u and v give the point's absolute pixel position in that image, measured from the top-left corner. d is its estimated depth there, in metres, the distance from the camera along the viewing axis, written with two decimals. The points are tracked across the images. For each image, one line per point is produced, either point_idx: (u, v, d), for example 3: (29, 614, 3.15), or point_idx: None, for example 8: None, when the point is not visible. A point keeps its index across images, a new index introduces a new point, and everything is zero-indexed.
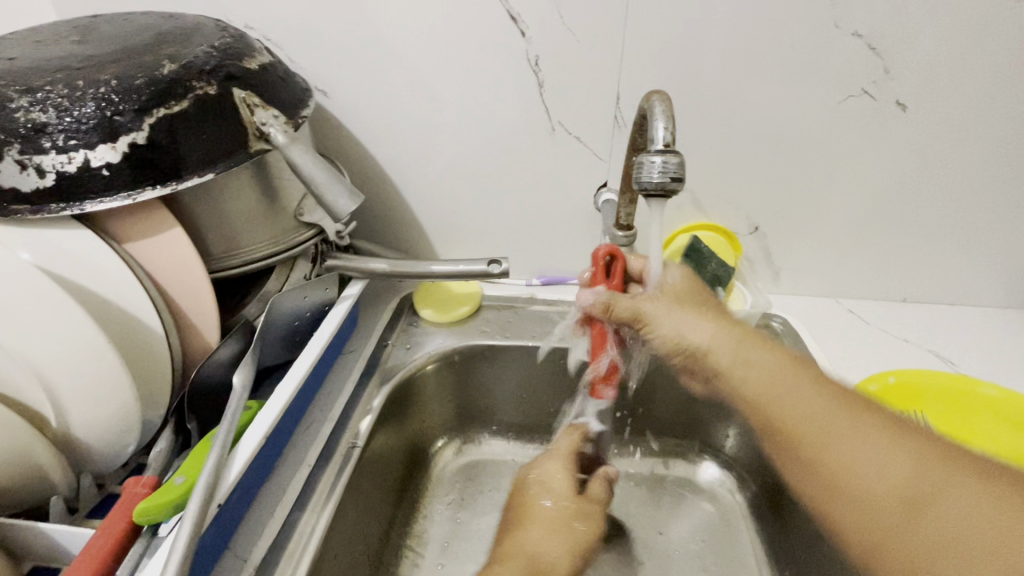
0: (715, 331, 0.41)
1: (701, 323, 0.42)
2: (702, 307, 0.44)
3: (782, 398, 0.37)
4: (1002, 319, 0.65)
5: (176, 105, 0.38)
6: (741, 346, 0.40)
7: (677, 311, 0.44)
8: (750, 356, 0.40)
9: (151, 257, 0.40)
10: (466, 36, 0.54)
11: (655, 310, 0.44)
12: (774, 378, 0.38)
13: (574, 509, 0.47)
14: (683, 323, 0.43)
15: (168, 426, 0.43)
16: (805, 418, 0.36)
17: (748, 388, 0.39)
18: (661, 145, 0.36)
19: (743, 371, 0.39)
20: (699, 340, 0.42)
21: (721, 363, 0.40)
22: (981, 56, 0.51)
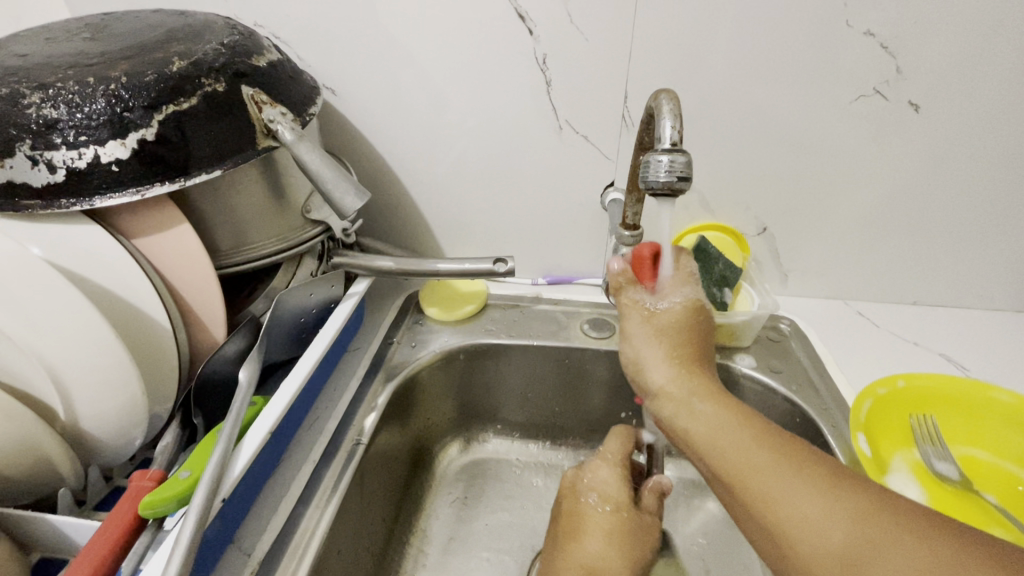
0: (670, 373, 0.40)
1: (660, 363, 0.41)
2: (669, 344, 0.42)
3: (724, 450, 0.35)
4: (1015, 323, 0.64)
5: (186, 102, 0.38)
6: (691, 392, 0.39)
7: (644, 343, 0.42)
8: (698, 407, 0.38)
9: (159, 252, 0.40)
10: (473, 35, 0.54)
11: (636, 329, 0.43)
12: (717, 429, 0.36)
13: (631, 520, 0.46)
14: (645, 359, 0.42)
15: (174, 420, 0.43)
16: (744, 471, 0.33)
17: (695, 436, 0.37)
18: (668, 144, 0.35)
19: (688, 420, 0.38)
20: (656, 380, 0.41)
21: (670, 411, 0.39)
22: (996, 56, 0.50)
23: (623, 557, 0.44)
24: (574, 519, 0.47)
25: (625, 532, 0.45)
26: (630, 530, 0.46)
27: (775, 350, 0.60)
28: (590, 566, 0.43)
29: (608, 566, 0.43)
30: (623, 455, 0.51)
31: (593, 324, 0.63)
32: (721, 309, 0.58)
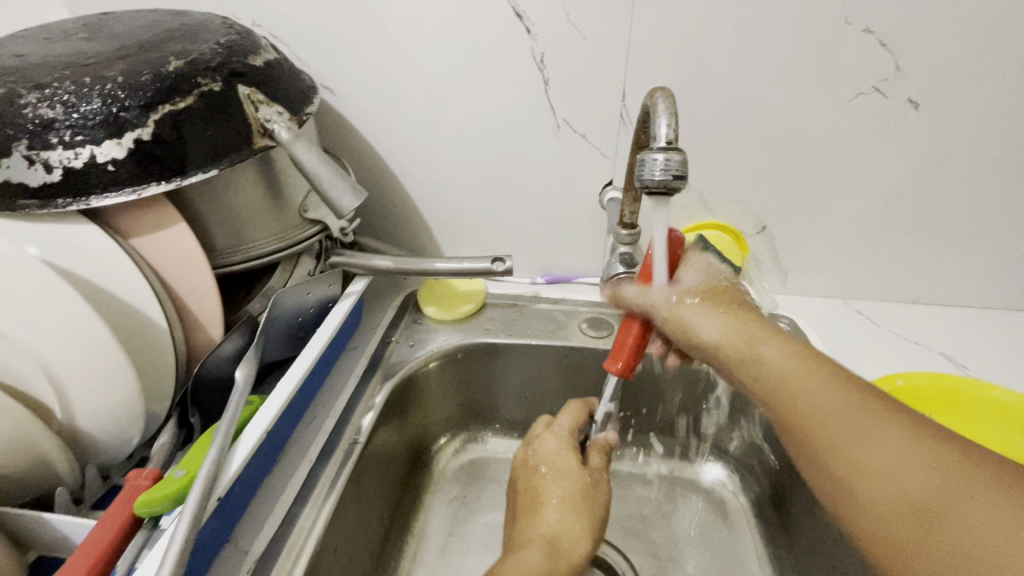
0: (727, 328, 0.39)
1: (713, 316, 0.40)
2: (719, 305, 0.40)
3: (794, 395, 0.35)
4: (1015, 322, 0.63)
5: (181, 102, 0.38)
6: (752, 334, 0.38)
7: (687, 310, 0.40)
8: (762, 352, 0.37)
9: (156, 252, 0.41)
10: (472, 33, 0.54)
11: (663, 303, 0.41)
12: (788, 368, 0.36)
13: (586, 486, 0.45)
14: (697, 321, 0.40)
15: (171, 419, 0.43)
16: (818, 413, 0.33)
17: (757, 377, 0.37)
18: (663, 143, 0.35)
19: (754, 358, 0.37)
20: (707, 336, 0.39)
21: (732, 353, 0.38)
22: (997, 53, 0.49)
23: (581, 524, 0.42)
24: (531, 494, 0.45)
25: (580, 500, 0.44)
26: (585, 496, 0.44)
27: None
28: (550, 538, 0.41)
29: (569, 537, 0.41)
30: (575, 427, 0.49)
31: (591, 323, 0.63)
32: None
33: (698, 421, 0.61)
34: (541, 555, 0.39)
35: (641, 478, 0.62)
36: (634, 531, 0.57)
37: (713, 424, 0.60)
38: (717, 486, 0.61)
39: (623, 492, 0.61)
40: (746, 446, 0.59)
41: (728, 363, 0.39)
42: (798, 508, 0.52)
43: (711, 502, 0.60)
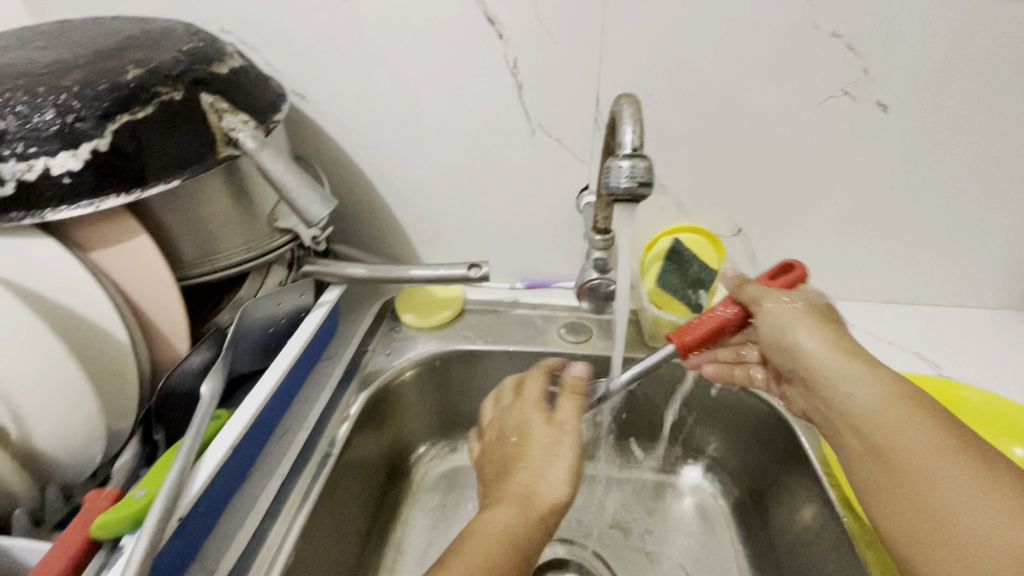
0: (830, 348, 0.41)
1: (815, 335, 0.42)
2: (827, 326, 0.42)
3: (889, 428, 0.36)
4: (986, 320, 0.64)
5: (140, 111, 0.37)
6: (849, 366, 0.39)
7: (795, 318, 0.43)
8: (857, 384, 0.38)
9: (118, 266, 0.40)
10: (444, 39, 0.54)
11: (778, 306, 0.44)
12: (883, 406, 0.36)
13: (553, 442, 0.42)
14: (798, 331, 0.42)
15: (135, 437, 0.42)
16: (904, 455, 0.34)
17: (845, 404, 0.39)
18: (628, 150, 0.36)
19: (843, 385, 0.39)
20: (805, 346, 0.42)
21: (824, 374, 0.40)
22: (962, 56, 0.50)
23: (557, 472, 0.40)
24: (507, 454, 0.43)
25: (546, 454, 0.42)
26: (553, 450, 0.42)
27: None
28: (526, 492, 0.39)
29: (543, 489, 0.39)
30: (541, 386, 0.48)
31: (569, 328, 0.63)
32: (696, 311, 0.59)
33: (678, 424, 0.61)
34: (513, 509, 0.37)
35: (622, 482, 0.62)
36: (615, 537, 0.57)
37: (692, 427, 0.60)
38: (697, 489, 0.61)
39: (605, 497, 0.61)
40: (726, 448, 0.59)
41: (818, 378, 0.41)
42: (778, 508, 0.52)
43: (691, 505, 0.60)
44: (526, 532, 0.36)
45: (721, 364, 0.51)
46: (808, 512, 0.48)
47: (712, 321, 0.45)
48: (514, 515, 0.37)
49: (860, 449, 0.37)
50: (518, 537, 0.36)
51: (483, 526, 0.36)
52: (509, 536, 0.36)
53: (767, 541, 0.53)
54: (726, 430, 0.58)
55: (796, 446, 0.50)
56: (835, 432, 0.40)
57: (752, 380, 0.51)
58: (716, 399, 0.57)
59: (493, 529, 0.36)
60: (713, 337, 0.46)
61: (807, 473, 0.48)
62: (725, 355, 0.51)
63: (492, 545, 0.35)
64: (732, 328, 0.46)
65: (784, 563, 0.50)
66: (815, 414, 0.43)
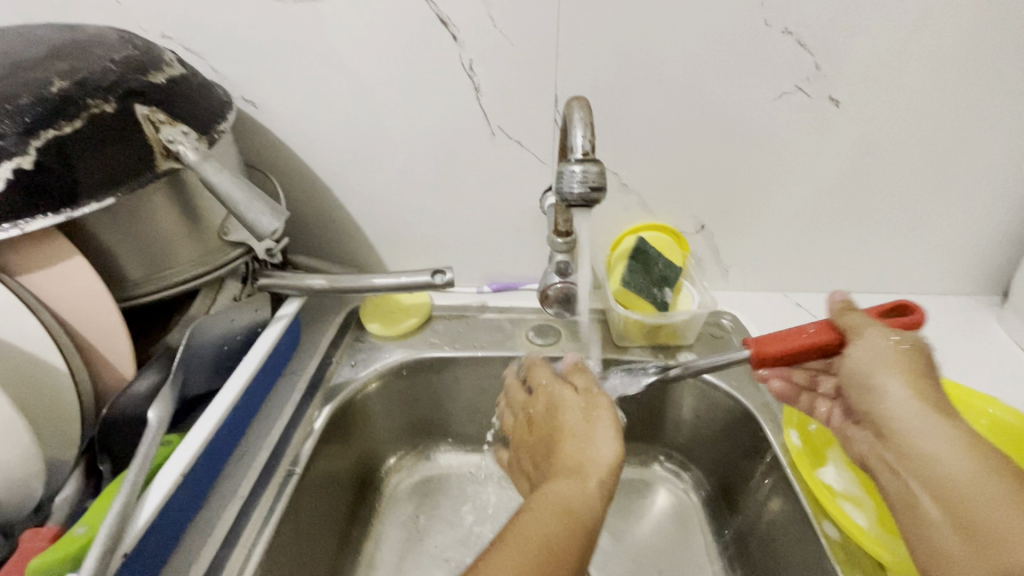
0: (918, 403, 0.34)
1: (902, 384, 0.35)
2: (920, 377, 0.35)
3: (966, 497, 0.30)
4: (941, 306, 0.66)
5: (67, 126, 0.35)
6: (938, 429, 0.32)
7: (890, 358, 0.36)
8: (941, 447, 0.32)
9: (54, 290, 0.38)
10: (397, 40, 0.52)
11: (879, 342, 0.37)
12: (975, 481, 0.30)
13: (586, 411, 0.42)
14: (887, 374, 0.35)
15: (78, 467, 0.40)
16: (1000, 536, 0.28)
17: (925, 468, 0.32)
18: (580, 154, 0.37)
19: (926, 446, 0.32)
20: (890, 391, 0.35)
21: (902, 431, 0.34)
22: (907, 50, 0.51)
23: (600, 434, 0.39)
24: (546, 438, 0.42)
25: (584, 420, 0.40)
26: (591, 423, 0.40)
27: (717, 345, 0.62)
28: (578, 457, 0.38)
29: (601, 450, 0.38)
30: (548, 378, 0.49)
31: (538, 331, 0.62)
32: (662, 309, 0.58)
33: (650, 422, 0.61)
34: (568, 480, 0.36)
35: None
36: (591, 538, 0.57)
37: (663, 424, 0.61)
38: (670, 485, 0.61)
39: None
40: (696, 444, 0.60)
41: (894, 433, 0.34)
42: (746, 500, 0.52)
43: (663, 503, 0.60)
44: (588, 502, 0.34)
45: (791, 385, 0.47)
46: (774, 503, 0.48)
47: (804, 340, 0.41)
48: (571, 481, 0.35)
49: (938, 518, 0.31)
50: (575, 510, 0.33)
51: (541, 504, 0.34)
52: (568, 512, 0.33)
53: (736, 533, 0.54)
54: (695, 426, 0.59)
55: (762, 441, 0.50)
56: (902, 494, 0.33)
57: (818, 413, 0.45)
58: (683, 396, 0.58)
59: (552, 506, 0.34)
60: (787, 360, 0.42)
61: (773, 467, 0.49)
62: (796, 377, 0.47)
63: (550, 522, 0.32)
64: (816, 354, 0.41)
65: (751, 554, 0.51)
66: (878, 471, 0.36)
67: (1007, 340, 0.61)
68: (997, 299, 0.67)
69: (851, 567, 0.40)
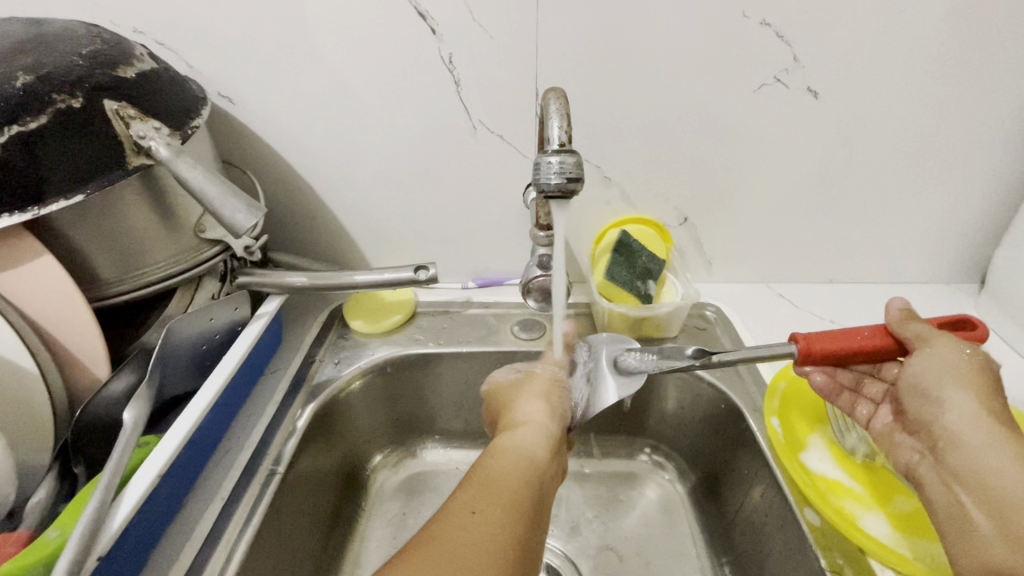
0: (985, 421, 0.34)
1: (966, 401, 0.35)
2: (990, 395, 0.35)
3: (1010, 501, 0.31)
4: (920, 294, 0.67)
5: (32, 122, 0.35)
6: (997, 444, 0.33)
7: (960, 373, 0.36)
8: (994, 460, 0.33)
9: (22, 291, 0.38)
10: (375, 34, 0.52)
11: (952, 354, 0.37)
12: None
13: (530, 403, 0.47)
14: (955, 387, 0.36)
15: (52, 470, 0.39)
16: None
17: (982, 482, 0.33)
18: (556, 145, 0.37)
19: (987, 462, 0.33)
20: (951, 404, 0.36)
21: (958, 442, 0.35)
22: (883, 41, 0.52)
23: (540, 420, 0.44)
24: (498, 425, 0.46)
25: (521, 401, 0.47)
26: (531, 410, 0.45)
27: (701, 337, 0.62)
28: (522, 433, 0.42)
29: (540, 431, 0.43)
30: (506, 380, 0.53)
31: (523, 325, 0.62)
32: (646, 301, 0.58)
33: (635, 414, 0.61)
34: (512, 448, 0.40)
35: (583, 476, 0.62)
36: (578, 531, 0.57)
37: (648, 415, 0.61)
38: (655, 476, 0.62)
39: (567, 493, 0.61)
40: (681, 435, 0.60)
41: (953, 447, 0.35)
42: (730, 490, 0.53)
43: (649, 494, 0.61)
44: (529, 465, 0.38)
45: (833, 382, 0.45)
46: (757, 491, 0.49)
47: (857, 342, 0.39)
48: (515, 444, 0.40)
49: (988, 531, 0.31)
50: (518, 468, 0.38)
51: (493, 463, 0.38)
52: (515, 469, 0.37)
53: (721, 521, 0.54)
54: (680, 416, 0.59)
55: (745, 430, 0.51)
56: (950, 506, 0.34)
57: (858, 414, 0.44)
58: (668, 388, 0.58)
59: (497, 465, 0.38)
60: (844, 361, 0.40)
61: (756, 455, 0.49)
62: (841, 379, 0.45)
63: (502, 477, 0.36)
64: (871, 357, 0.40)
65: (735, 541, 0.51)
66: (925, 482, 0.37)
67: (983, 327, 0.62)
68: (974, 286, 0.68)
69: (830, 551, 0.40)
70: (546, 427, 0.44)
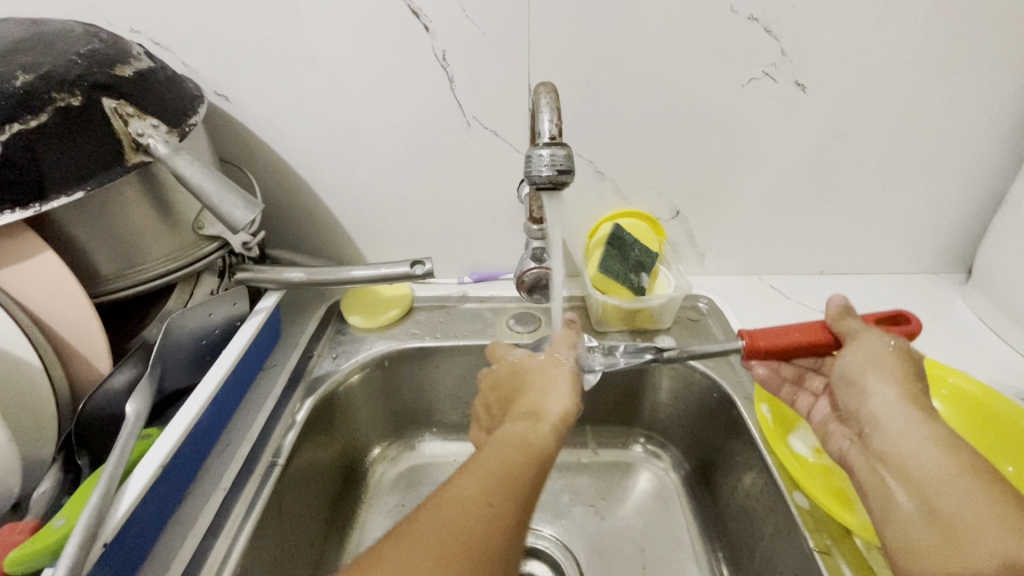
0: (903, 405, 0.36)
1: (886, 384, 0.37)
2: (909, 380, 0.37)
3: (920, 471, 0.33)
4: (909, 285, 0.68)
5: (33, 120, 0.35)
6: (913, 421, 0.35)
7: (883, 362, 0.38)
8: (907, 437, 0.34)
9: (25, 288, 0.39)
10: (370, 32, 0.52)
11: (876, 345, 0.39)
12: (942, 470, 0.32)
13: (551, 377, 0.45)
14: (877, 376, 0.37)
15: (56, 463, 0.40)
16: (957, 516, 0.30)
17: (902, 462, 0.34)
18: (547, 139, 0.38)
19: (904, 439, 0.35)
20: (873, 389, 0.37)
21: (878, 424, 0.36)
22: (870, 35, 0.53)
23: (567, 394, 0.43)
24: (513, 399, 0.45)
25: (551, 387, 0.44)
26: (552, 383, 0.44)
27: (693, 328, 0.63)
28: (536, 408, 0.41)
29: (562, 407, 0.42)
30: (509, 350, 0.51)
31: (518, 319, 0.63)
32: (639, 293, 0.59)
33: (629, 404, 0.63)
34: (526, 424, 0.39)
35: (579, 466, 0.63)
36: (575, 521, 0.58)
37: (641, 405, 0.62)
38: (650, 465, 0.63)
39: (564, 483, 0.62)
40: (674, 424, 0.61)
41: (877, 432, 0.36)
42: (723, 477, 0.54)
43: (644, 483, 0.62)
44: (543, 442, 0.38)
45: (776, 374, 0.46)
46: (748, 477, 0.50)
47: (795, 337, 0.41)
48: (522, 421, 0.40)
49: (909, 509, 0.33)
50: (532, 445, 0.37)
51: (501, 443, 0.37)
52: (526, 447, 0.37)
53: (714, 508, 0.55)
54: (674, 406, 0.60)
55: (737, 418, 0.52)
56: (876, 487, 0.35)
57: (799, 406, 0.46)
58: (661, 377, 0.59)
59: (506, 448, 0.36)
60: (782, 354, 0.42)
61: (747, 441, 0.50)
62: (784, 372, 0.46)
63: (508, 456, 0.36)
64: (809, 351, 0.41)
65: (728, 527, 0.52)
66: (853, 464, 0.38)
67: (969, 316, 0.64)
68: (961, 276, 0.69)
69: (819, 532, 0.41)
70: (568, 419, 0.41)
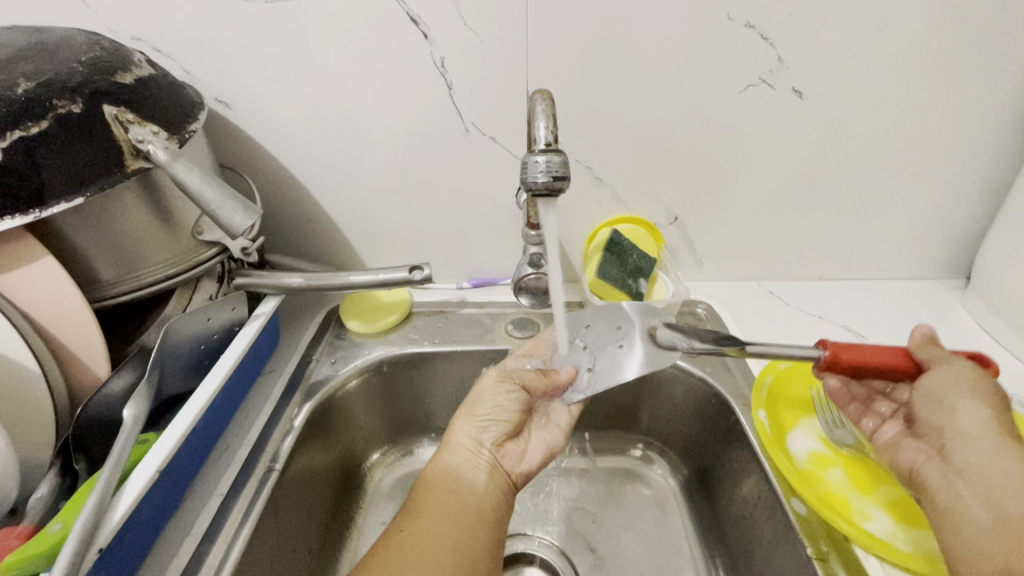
0: (993, 427, 0.35)
1: (977, 409, 0.36)
2: (1000, 410, 0.36)
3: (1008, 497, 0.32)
4: (906, 290, 0.68)
5: (34, 127, 0.36)
6: (1005, 448, 0.34)
7: (974, 384, 0.37)
8: (999, 462, 0.33)
9: (25, 294, 0.39)
10: (369, 39, 0.53)
11: (965, 372, 0.38)
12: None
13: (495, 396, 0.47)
14: (968, 397, 0.37)
15: (54, 467, 0.40)
16: None
17: (985, 479, 0.33)
18: (543, 145, 0.38)
19: (994, 463, 0.34)
20: (964, 415, 0.36)
21: (963, 444, 0.35)
22: (866, 41, 0.53)
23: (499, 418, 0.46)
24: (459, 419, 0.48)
25: (482, 396, 0.47)
26: (492, 404, 0.47)
27: None
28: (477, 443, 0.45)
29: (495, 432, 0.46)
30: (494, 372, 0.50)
31: (517, 324, 0.63)
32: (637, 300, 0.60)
33: (627, 409, 0.63)
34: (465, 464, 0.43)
35: (578, 471, 0.63)
36: (573, 527, 0.58)
37: (640, 410, 0.62)
38: (648, 471, 0.63)
39: (564, 489, 0.62)
40: (673, 430, 0.61)
41: (960, 447, 0.36)
42: (721, 483, 0.54)
43: (643, 489, 0.61)
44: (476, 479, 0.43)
45: (845, 389, 0.47)
46: (745, 484, 0.50)
47: (878, 356, 0.40)
48: (462, 465, 0.43)
49: (986, 525, 0.32)
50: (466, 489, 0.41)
51: (445, 489, 0.41)
52: (461, 491, 0.41)
53: (712, 513, 0.55)
54: (673, 413, 0.60)
55: (734, 423, 0.52)
56: (949, 501, 0.35)
57: (864, 424, 0.44)
58: (661, 382, 0.59)
59: (442, 490, 0.41)
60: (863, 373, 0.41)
61: (745, 447, 0.50)
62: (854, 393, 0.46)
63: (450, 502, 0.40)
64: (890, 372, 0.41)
65: (726, 533, 0.52)
66: (921, 476, 0.37)
67: (969, 322, 0.63)
68: (960, 282, 0.69)
69: (816, 540, 0.41)
70: (503, 425, 0.46)
